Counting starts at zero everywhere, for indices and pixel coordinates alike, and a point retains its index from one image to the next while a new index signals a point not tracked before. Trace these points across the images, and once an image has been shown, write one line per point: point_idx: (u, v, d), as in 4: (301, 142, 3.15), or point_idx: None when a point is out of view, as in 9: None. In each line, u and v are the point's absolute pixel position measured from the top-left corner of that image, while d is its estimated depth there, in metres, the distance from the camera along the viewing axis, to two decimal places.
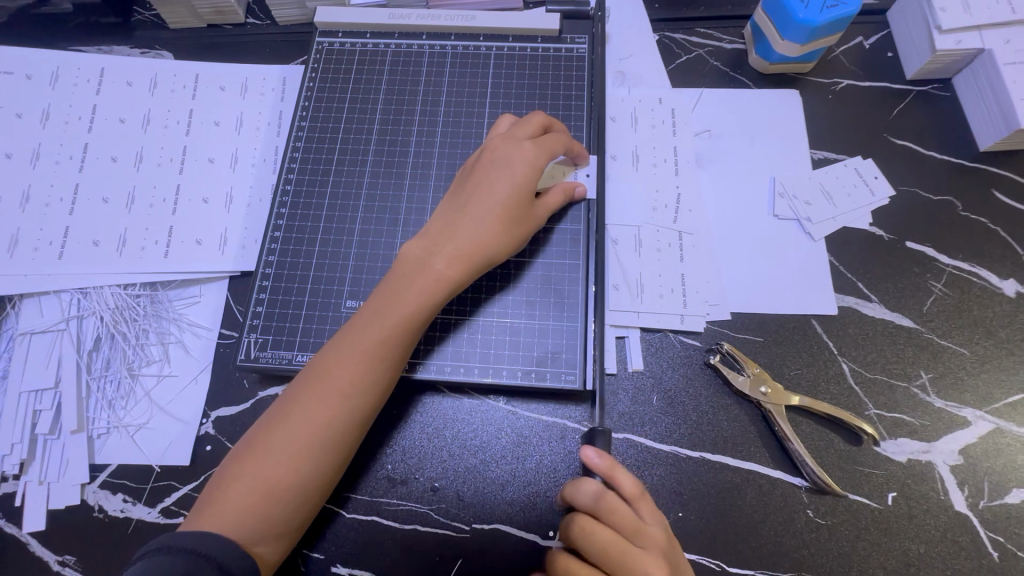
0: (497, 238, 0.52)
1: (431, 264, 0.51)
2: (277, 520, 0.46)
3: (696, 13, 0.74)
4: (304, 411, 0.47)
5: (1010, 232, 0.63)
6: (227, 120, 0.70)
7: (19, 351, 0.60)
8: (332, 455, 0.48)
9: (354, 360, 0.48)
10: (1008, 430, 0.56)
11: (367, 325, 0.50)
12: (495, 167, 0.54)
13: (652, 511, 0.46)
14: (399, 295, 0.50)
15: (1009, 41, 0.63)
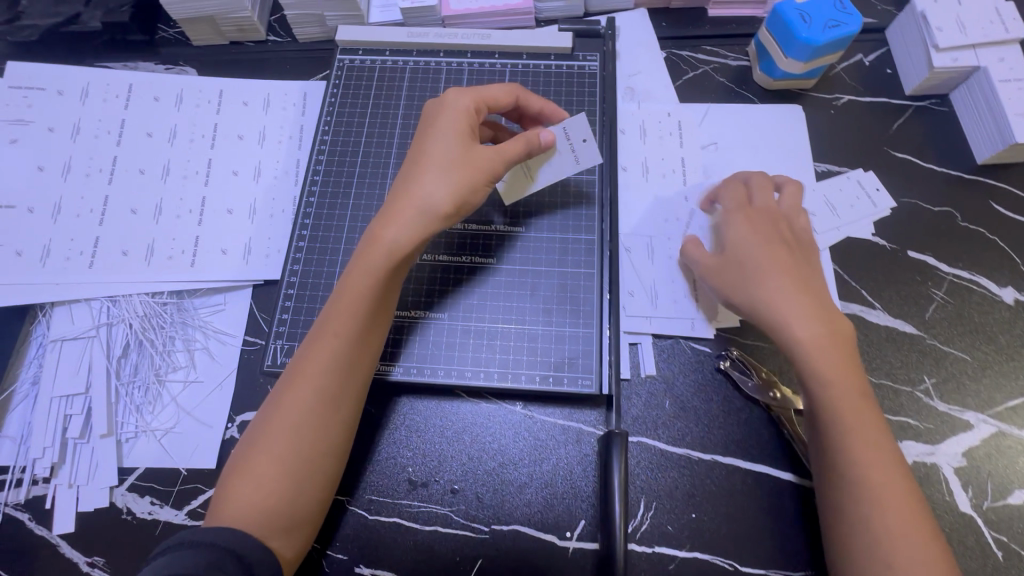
0: (449, 189, 0.52)
1: (377, 237, 0.52)
2: (285, 514, 0.47)
3: (702, 31, 0.77)
4: (282, 405, 0.49)
5: (1008, 241, 0.65)
6: (250, 134, 0.72)
7: (50, 357, 0.62)
8: (320, 442, 0.49)
9: (321, 346, 0.50)
10: (1010, 433, 0.58)
11: (330, 316, 0.52)
12: (428, 128, 0.56)
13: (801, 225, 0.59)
14: (351, 276, 0.52)
15: (1003, 59, 0.66)
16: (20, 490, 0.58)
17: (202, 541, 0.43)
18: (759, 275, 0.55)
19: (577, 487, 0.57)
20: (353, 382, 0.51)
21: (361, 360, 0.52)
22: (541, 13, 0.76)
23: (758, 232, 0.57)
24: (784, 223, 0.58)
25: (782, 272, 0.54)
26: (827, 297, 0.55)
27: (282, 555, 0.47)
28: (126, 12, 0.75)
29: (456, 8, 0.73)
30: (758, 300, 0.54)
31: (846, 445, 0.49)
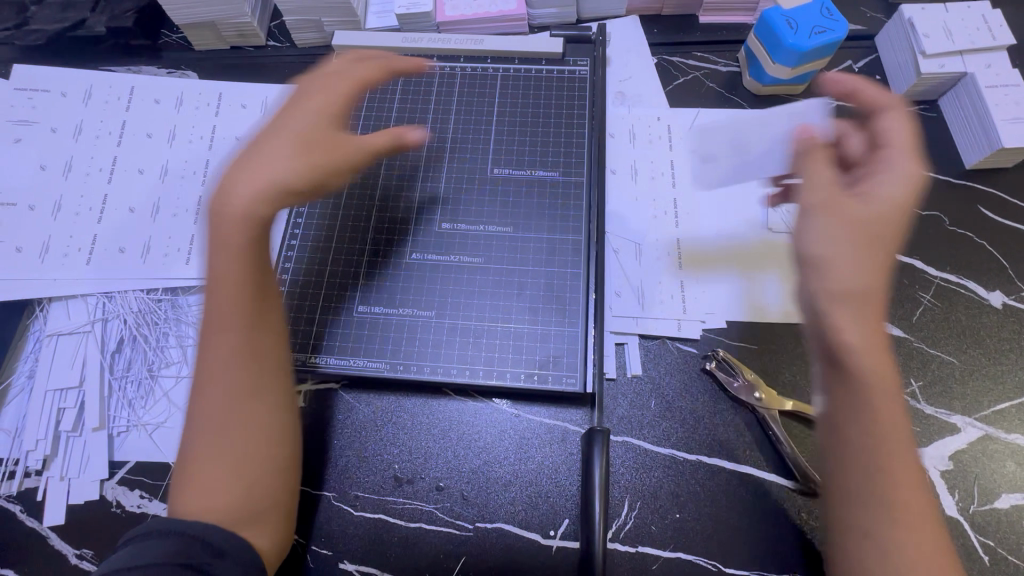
0: (293, 161, 0.51)
1: (230, 211, 0.50)
2: (252, 502, 0.48)
3: (692, 38, 0.78)
4: (203, 406, 0.49)
5: (996, 247, 0.65)
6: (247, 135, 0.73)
7: (46, 351, 0.63)
8: (255, 427, 0.49)
9: (216, 335, 0.50)
10: (998, 437, 0.57)
11: (212, 305, 0.50)
12: (285, 116, 0.55)
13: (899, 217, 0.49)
14: (220, 260, 0.50)
15: (989, 65, 0.67)
16: (12, 483, 0.59)
17: (177, 530, 0.44)
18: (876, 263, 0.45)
19: (561, 486, 0.57)
20: (262, 360, 0.51)
21: (260, 330, 0.51)
22: (534, 20, 0.78)
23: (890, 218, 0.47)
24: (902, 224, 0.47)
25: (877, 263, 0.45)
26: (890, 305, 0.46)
27: (258, 548, 0.47)
28: (130, 17, 0.77)
29: (450, 14, 0.75)
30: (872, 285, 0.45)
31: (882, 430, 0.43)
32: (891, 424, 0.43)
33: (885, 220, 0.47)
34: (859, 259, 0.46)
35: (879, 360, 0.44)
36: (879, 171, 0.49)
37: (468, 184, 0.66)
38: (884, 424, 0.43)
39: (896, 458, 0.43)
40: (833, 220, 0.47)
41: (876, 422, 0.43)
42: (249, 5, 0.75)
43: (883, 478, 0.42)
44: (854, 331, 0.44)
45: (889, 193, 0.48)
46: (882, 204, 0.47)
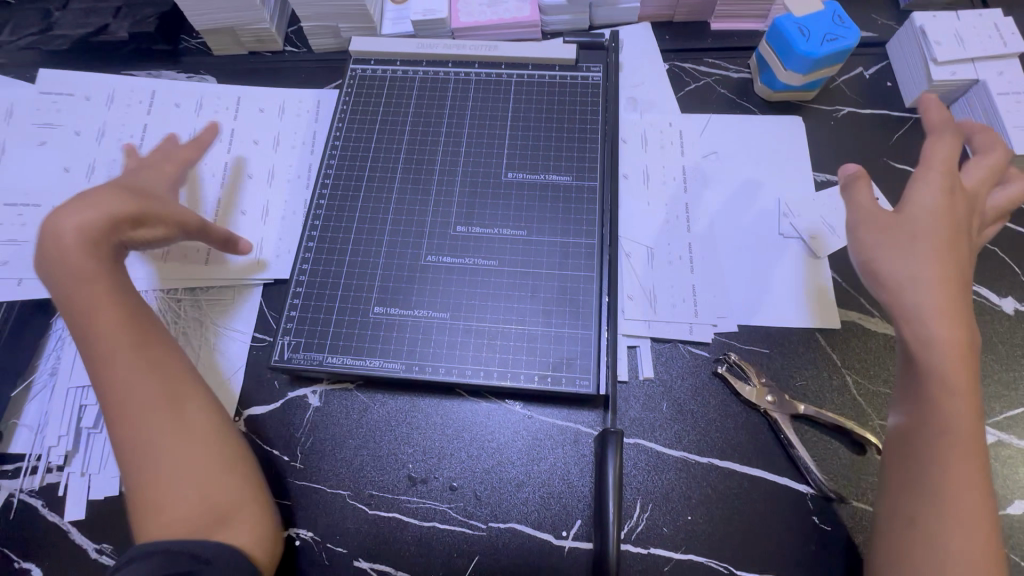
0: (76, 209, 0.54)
1: (73, 253, 0.53)
2: (215, 504, 0.50)
3: (703, 44, 0.79)
4: (127, 440, 0.51)
5: (1009, 253, 0.65)
6: (265, 138, 0.75)
7: (69, 349, 0.64)
8: (181, 435, 0.51)
9: (116, 372, 0.52)
10: (1011, 443, 0.57)
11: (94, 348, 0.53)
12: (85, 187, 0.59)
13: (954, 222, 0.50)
14: (92, 302, 0.53)
15: (1001, 72, 0.67)
16: (35, 478, 0.60)
17: (157, 547, 0.45)
18: (924, 276, 0.48)
19: (573, 486, 0.58)
20: (166, 372, 0.54)
21: (145, 344, 0.54)
22: (548, 27, 0.79)
23: (941, 228, 0.50)
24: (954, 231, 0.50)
25: (932, 270, 0.48)
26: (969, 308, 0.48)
27: (244, 548, 0.49)
28: (151, 23, 0.79)
29: (465, 21, 0.76)
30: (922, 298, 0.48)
31: (948, 426, 0.46)
32: (960, 413, 0.46)
33: (944, 226, 0.50)
34: (924, 264, 0.49)
35: (955, 359, 0.47)
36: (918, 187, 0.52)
37: (483, 189, 0.67)
38: (952, 414, 0.46)
39: (962, 449, 0.45)
40: (885, 244, 0.51)
41: (937, 414, 0.46)
42: (268, 12, 0.76)
43: (948, 480, 0.45)
44: (931, 333, 0.47)
45: (927, 205, 0.51)
46: (921, 216, 0.50)
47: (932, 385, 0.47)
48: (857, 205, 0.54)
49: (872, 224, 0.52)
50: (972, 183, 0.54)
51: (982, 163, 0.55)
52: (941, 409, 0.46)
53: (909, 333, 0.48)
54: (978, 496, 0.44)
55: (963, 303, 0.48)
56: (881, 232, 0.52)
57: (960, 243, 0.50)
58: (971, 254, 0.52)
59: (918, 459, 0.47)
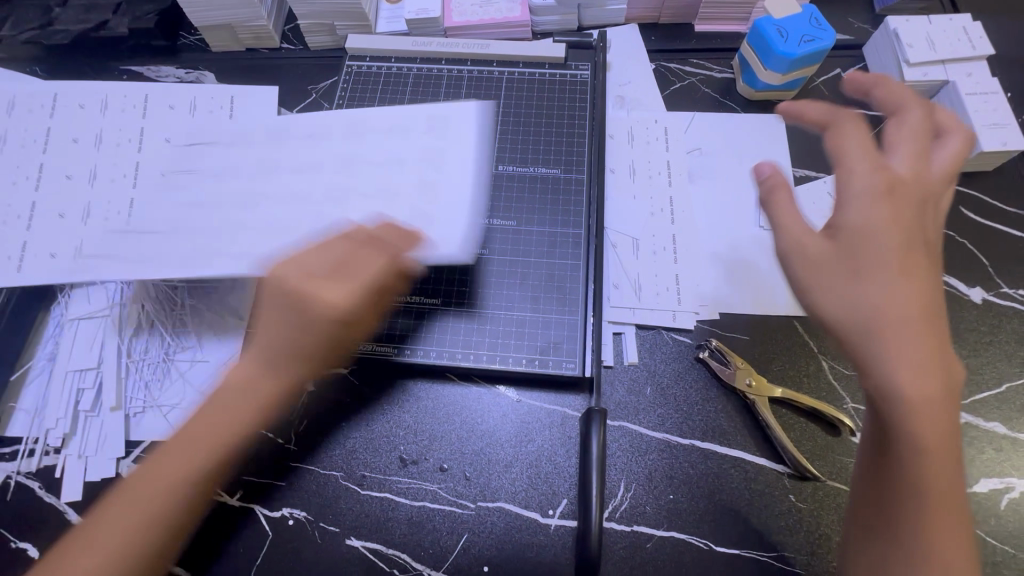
0: (288, 339, 0.52)
1: (251, 389, 0.52)
2: None
3: (689, 45, 0.81)
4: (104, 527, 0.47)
5: (978, 246, 0.68)
6: (460, 157, 0.64)
7: (68, 334, 0.66)
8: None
9: (162, 474, 0.48)
10: (977, 424, 0.60)
11: (172, 451, 0.49)
12: (320, 280, 0.52)
13: (892, 229, 0.45)
14: (211, 420, 0.51)
15: (970, 74, 0.71)
16: (32, 460, 0.61)
17: None
18: (878, 313, 0.43)
19: (560, 467, 0.60)
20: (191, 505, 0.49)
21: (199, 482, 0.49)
22: (538, 27, 0.81)
23: (883, 246, 0.45)
24: (901, 251, 0.44)
25: (885, 304, 0.43)
26: (943, 335, 0.43)
27: None
28: (152, 19, 0.80)
29: (458, 20, 0.78)
30: (873, 342, 0.43)
31: (926, 476, 0.41)
32: (933, 465, 0.41)
33: (884, 247, 0.45)
34: (867, 305, 0.44)
35: (929, 407, 0.41)
36: (841, 205, 0.47)
37: None
38: (924, 463, 0.41)
39: (942, 491, 0.41)
40: (827, 284, 0.45)
41: (910, 468, 0.42)
42: (265, 9, 0.78)
43: (930, 532, 0.41)
44: (901, 387, 0.42)
45: (860, 223, 0.46)
46: (857, 239, 0.45)
47: (896, 438, 0.42)
48: (782, 227, 0.48)
49: (804, 256, 0.47)
50: (907, 168, 0.48)
51: (908, 140, 0.49)
52: (910, 459, 0.42)
53: (868, 378, 0.44)
54: (961, 539, 0.41)
55: (931, 334, 0.43)
56: (817, 265, 0.46)
57: (906, 259, 0.44)
58: (931, 247, 0.47)
59: (891, 509, 0.43)
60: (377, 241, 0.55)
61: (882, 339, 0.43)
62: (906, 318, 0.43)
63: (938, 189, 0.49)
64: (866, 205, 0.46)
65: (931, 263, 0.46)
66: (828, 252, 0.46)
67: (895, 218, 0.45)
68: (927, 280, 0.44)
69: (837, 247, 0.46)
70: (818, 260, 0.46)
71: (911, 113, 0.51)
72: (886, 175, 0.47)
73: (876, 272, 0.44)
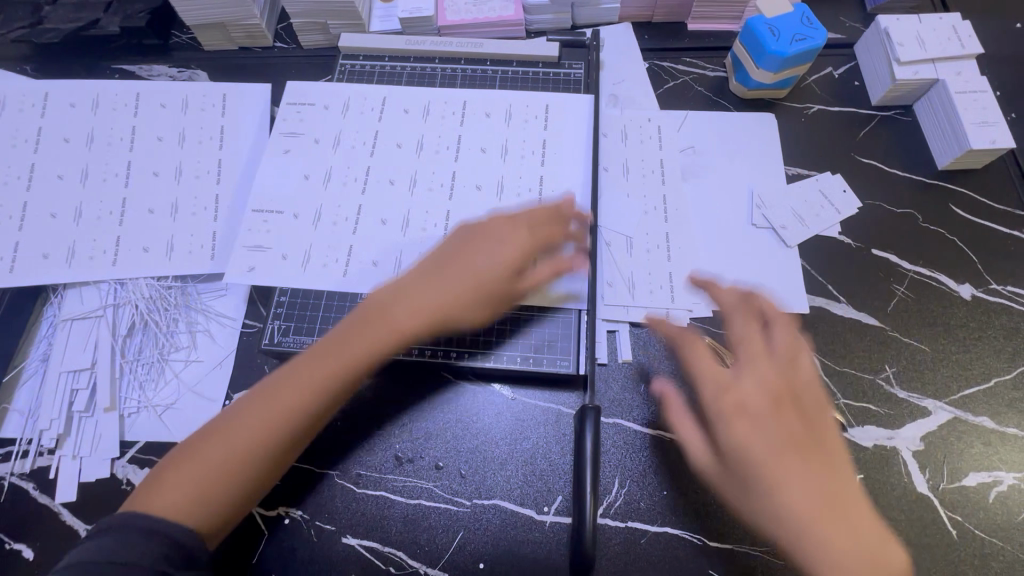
0: (441, 271, 0.59)
1: (397, 311, 0.57)
2: (217, 498, 0.49)
3: (682, 44, 0.82)
4: (249, 413, 0.52)
5: (967, 243, 0.69)
6: (545, 161, 0.69)
7: (60, 335, 0.65)
8: (246, 464, 0.50)
9: (306, 375, 0.53)
10: (966, 419, 0.61)
11: (324, 355, 0.55)
12: (484, 227, 0.61)
13: (765, 441, 0.51)
14: (360, 336, 0.56)
15: (959, 73, 0.71)
16: (25, 461, 0.61)
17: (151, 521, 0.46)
18: (795, 525, 0.48)
19: (555, 465, 0.60)
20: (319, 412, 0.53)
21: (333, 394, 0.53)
22: (532, 25, 0.81)
23: (770, 459, 0.51)
24: (786, 456, 0.50)
25: (795, 510, 0.48)
26: (856, 518, 0.48)
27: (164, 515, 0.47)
28: (143, 17, 0.80)
29: (451, 19, 0.78)
30: (799, 552, 0.48)
31: None
32: None
33: (770, 461, 0.50)
34: (757, 513, 0.50)
35: None
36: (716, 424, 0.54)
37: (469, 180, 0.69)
38: None
39: None
40: (741, 502, 0.52)
41: None
42: (258, 8, 0.78)
43: None
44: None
45: (741, 442, 0.52)
46: (747, 457, 0.51)
47: None
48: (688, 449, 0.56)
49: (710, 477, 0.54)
50: (754, 375, 0.55)
51: (743, 351, 0.57)
52: None
53: None
54: None
55: (844, 521, 0.48)
56: (723, 484, 0.53)
57: (786, 457, 0.50)
58: (811, 430, 0.53)
59: None
60: (555, 216, 0.62)
61: (806, 548, 0.48)
62: (815, 518, 0.48)
63: (789, 373, 0.55)
64: (731, 423, 0.53)
65: (808, 438, 0.52)
66: (724, 471, 0.53)
67: (763, 431, 0.52)
68: (806, 463, 0.50)
69: (729, 467, 0.53)
70: (720, 478, 0.53)
71: (735, 318, 0.59)
72: (726, 393, 0.55)
73: (774, 487, 0.50)
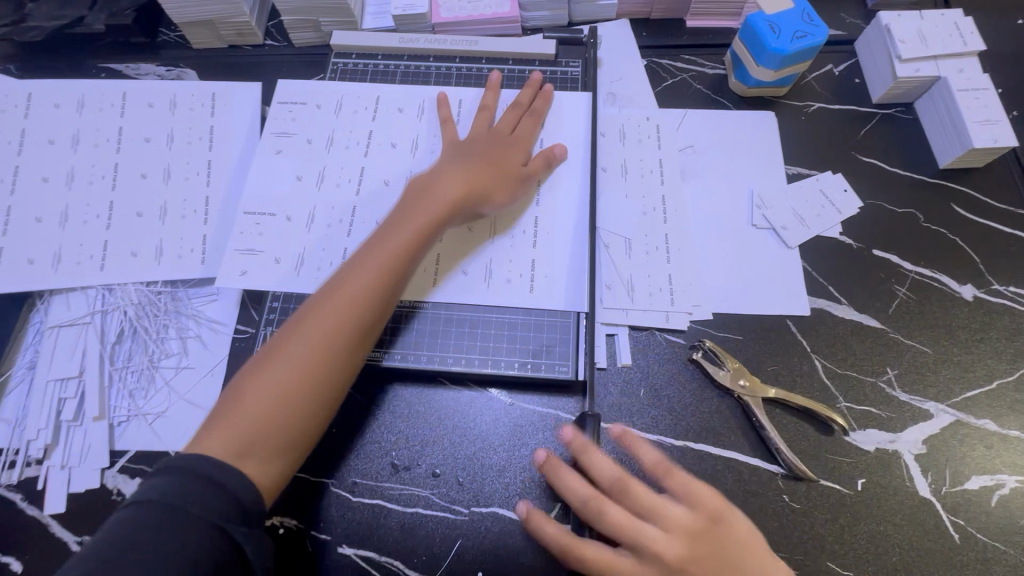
0: (456, 167, 0.62)
1: (433, 197, 0.60)
2: (294, 414, 0.49)
3: (680, 41, 0.80)
4: (308, 321, 0.52)
5: (968, 243, 0.68)
6: None
7: (47, 342, 0.64)
8: (325, 358, 0.51)
9: (364, 271, 0.55)
10: (968, 422, 0.60)
11: (368, 253, 0.56)
12: (476, 133, 0.66)
13: None
14: (405, 221, 0.58)
15: (961, 70, 0.70)
16: (13, 472, 0.60)
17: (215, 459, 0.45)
18: None
19: None
20: (381, 299, 0.54)
21: (393, 275, 0.55)
22: (528, 22, 0.80)
23: None
24: None
25: None
26: None
27: (229, 455, 0.46)
28: (130, 15, 0.78)
29: (446, 16, 0.76)
30: None
31: None
32: None
33: None
34: None
35: None
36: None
37: None
38: None
39: None
40: None
41: None
42: (247, 5, 0.76)
43: None
44: None
45: None
46: None
47: None
48: None
49: None
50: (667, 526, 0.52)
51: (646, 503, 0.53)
52: None
53: None
54: None
55: None
56: None
57: None
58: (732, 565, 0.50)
59: None
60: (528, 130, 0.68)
61: None
62: None
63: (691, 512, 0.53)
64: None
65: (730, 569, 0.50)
66: None
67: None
68: None
69: None
70: None
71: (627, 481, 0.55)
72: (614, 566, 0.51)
73: None
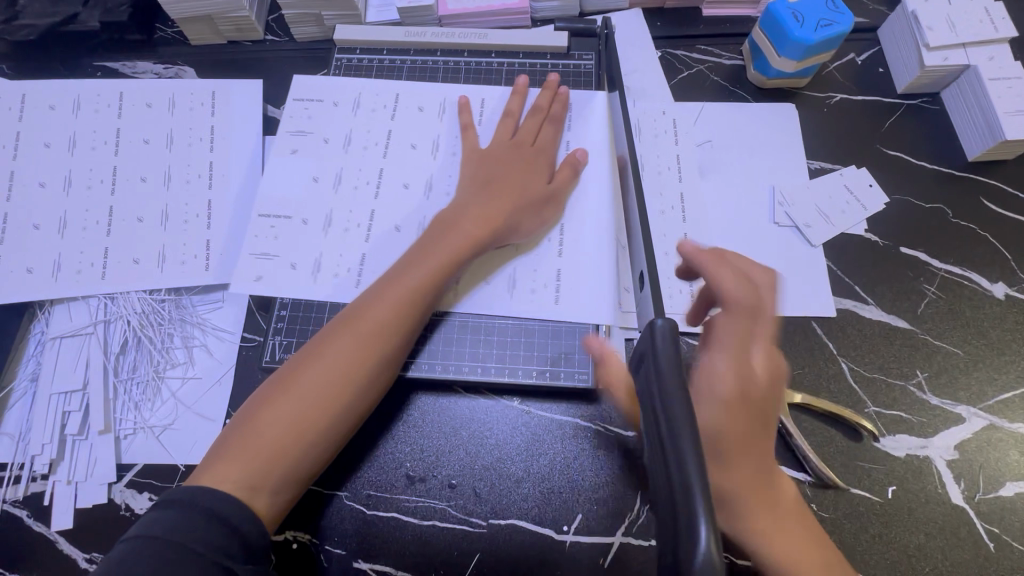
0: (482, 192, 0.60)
1: (457, 227, 0.58)
2: (303, 451, 0.48)
3: (696, 31, 0.77)
4: (325, 353, 0.51)
5: (1000, 239, 0.66)
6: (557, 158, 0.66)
7: (50, 354, 0.62)
8: (341, 394, 0.50)
9: (382, 304, 0.53)
10: (1002, 426, 0.58)
11: (390, 285, 0.55)
12: (499, 149, 0.64)
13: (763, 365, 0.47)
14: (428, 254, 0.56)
15: (992, 58, 0.67)
16: (18, 487, 0.58)
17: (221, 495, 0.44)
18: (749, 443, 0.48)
19: (574, 481, 0.57)
20: (399, 335, 0.53)
21: (412, 313, 0.54)
22: (537, 13, 0.77)
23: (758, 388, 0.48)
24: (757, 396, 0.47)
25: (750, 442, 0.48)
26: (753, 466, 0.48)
27: (238, 490, 0.45)
28: (125, 11, 0.75)
29: (453, 8, 0.73)
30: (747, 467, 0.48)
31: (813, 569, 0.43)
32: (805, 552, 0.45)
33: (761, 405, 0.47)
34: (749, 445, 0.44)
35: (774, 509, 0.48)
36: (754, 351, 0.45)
37: None
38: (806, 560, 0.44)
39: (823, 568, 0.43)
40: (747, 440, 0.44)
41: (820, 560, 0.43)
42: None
43: None
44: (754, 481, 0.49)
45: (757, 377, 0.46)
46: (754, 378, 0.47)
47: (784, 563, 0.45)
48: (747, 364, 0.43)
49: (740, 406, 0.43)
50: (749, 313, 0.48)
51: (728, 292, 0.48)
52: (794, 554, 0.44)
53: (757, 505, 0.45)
54: None
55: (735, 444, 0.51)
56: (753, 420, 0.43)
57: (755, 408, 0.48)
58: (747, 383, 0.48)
59: None
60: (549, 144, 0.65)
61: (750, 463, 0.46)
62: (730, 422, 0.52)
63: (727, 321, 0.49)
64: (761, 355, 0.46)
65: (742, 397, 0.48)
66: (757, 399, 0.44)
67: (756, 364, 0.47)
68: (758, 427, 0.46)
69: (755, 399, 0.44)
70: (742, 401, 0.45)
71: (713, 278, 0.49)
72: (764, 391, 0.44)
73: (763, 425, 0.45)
